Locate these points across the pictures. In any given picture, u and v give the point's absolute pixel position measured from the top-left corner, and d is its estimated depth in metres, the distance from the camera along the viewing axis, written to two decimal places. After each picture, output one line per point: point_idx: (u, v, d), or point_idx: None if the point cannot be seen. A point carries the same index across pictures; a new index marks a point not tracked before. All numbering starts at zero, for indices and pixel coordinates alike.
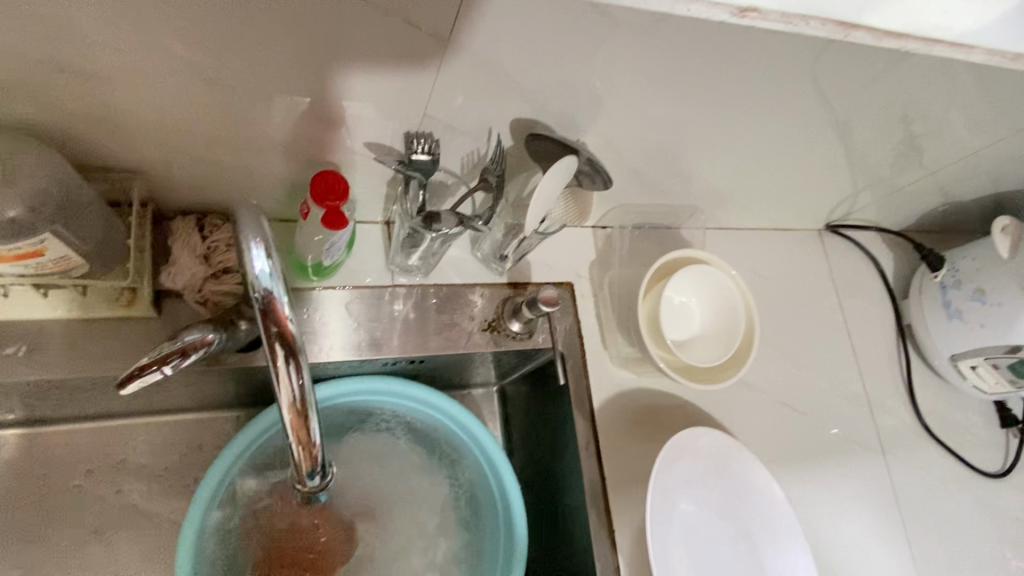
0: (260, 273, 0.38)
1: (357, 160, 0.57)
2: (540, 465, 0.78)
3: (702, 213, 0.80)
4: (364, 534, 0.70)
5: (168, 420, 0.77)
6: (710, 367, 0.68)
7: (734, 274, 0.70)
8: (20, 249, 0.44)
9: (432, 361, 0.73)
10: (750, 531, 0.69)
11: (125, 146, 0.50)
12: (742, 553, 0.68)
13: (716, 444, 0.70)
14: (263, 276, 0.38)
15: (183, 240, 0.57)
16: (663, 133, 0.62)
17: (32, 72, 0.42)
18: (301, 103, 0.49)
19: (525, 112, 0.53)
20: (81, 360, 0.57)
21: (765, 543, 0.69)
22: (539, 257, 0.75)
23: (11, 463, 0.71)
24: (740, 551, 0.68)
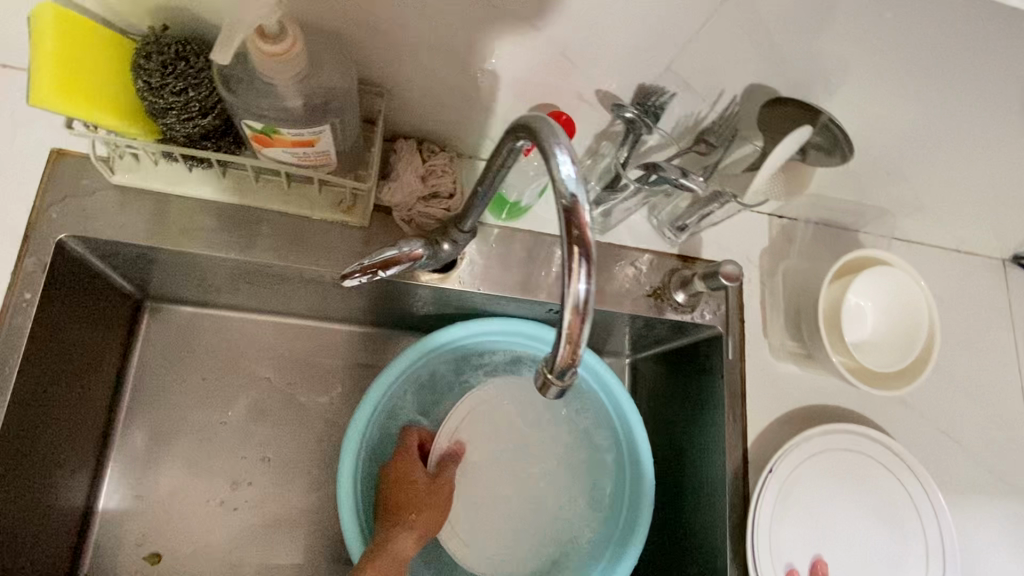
0: (565, 175, 0.35)
1: (578, 107, 0.59)
2: (669, 438, 0.79)
3: (887, 218, 0.77)
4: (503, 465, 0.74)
5: (332, 327, 0.83)
6: (882, 372, 0.67)
7: (924, 282, 0.68)
8: (300, 136, 0.48)
9: (592, 318, 0.75)
10: (898, 534, 0.69)
11: (382, 63, 0.54)
12: (891, 552, 0.69)
13: (866, 443, 0.70)
14: (569, 180, 0.35)
15: (406, 160, 0.62)
16: (887, 125, 0.60)
17: None
18: (555, 43, 0.51)
19: (763, 78, 0.53)
20: (301, 255, 0.64)
21: (911, 549, 0.69)
22: (713, 235, 0.74)
23: (201, 338, 0.79)
24: (890, 550, 0.69)
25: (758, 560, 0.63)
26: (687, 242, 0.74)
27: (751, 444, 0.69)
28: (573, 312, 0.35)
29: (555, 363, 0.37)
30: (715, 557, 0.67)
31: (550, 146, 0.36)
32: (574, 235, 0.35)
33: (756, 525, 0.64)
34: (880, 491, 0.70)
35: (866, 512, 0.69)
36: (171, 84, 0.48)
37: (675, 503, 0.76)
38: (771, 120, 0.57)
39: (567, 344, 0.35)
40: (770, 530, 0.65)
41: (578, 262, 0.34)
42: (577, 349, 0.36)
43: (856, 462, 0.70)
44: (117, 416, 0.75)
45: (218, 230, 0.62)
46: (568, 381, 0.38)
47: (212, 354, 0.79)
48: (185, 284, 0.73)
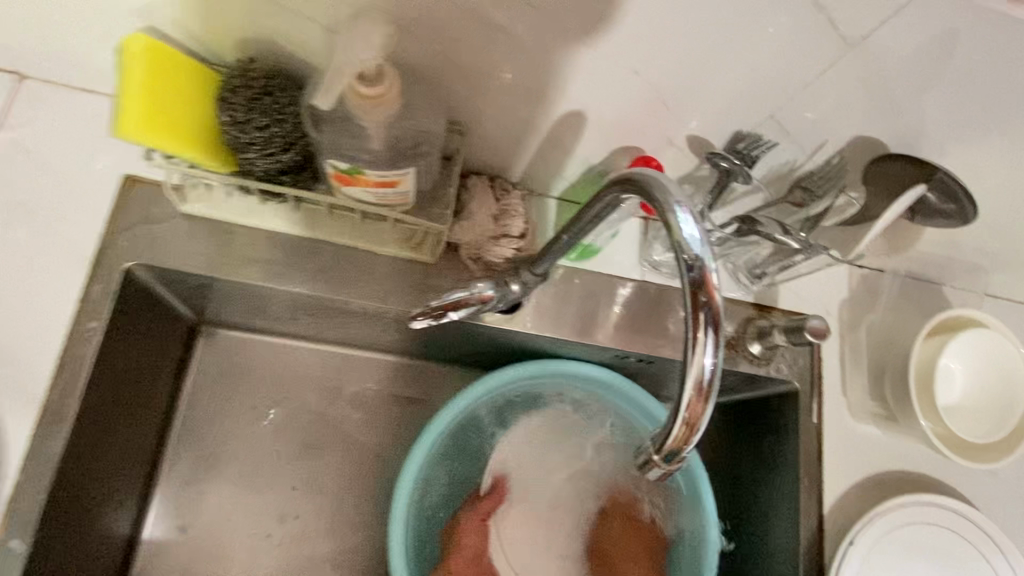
0: (690, 237, 0.32)
1: (665, 151, 0.56)
2: (730, 494, 0.75)
3: (979, 273, 0.72)
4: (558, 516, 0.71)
5: (385, 360, 0.81)
6: (978, 443, 0.62)
7: (1023, 349, 0.64)
8: (385, 177, 0.46)
9: (658, 365, 0.71)
10: None
11: (467, 101, 0.52)
12: None
13: (954, 515, 0.66)
14: (693, 242, 0.32)
15: (480, 198, 0.60)
16: (997, 179, 0.56)
17: (436, 19, 0.44)
18: (652, 86, 0.49)
19: (871, 129, 0.50)
20: (366, 292, 0.62)
21: None
22: (790, 285, 0.71)
23: (253, 365, 0.78)
24: None
25: None
26: (763, 291, 0.70)
27: (828, 511, 0.65)
28: (695, 394, 0.31)
29: (666, 444, 0.34)
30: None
31: (669, 202, 0.33)
32: (700, 304, 0.31)
33: None
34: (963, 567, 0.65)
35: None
36: (256, 119, 0.47)
37: (736, 565, 0.72)
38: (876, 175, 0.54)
39: (684, 427, 0.32)
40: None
41: (706, 337, 0.31)
42: (694, 431, 0.33)
43: (938, 534, 0.65)
44: (166, 442, 0.74)
45: (283, 263, 0.61)
46: (677, 462, 0.35)
47: (264, 383, 0.77)
48: (243, 312, 0.71)
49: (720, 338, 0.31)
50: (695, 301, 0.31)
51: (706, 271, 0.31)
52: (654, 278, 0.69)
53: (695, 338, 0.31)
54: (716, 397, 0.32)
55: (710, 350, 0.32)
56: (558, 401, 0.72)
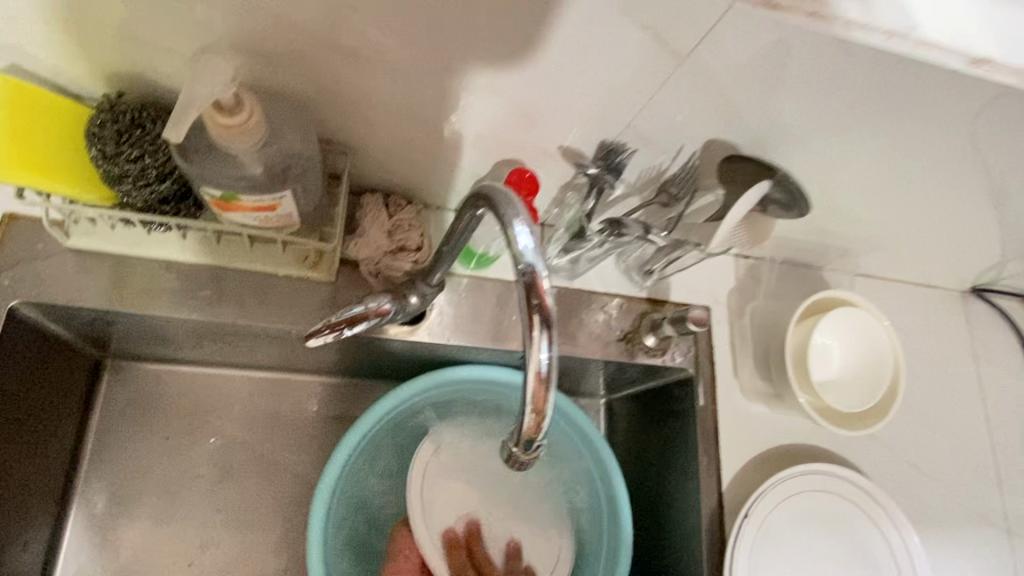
0: (525, 246, 0.35)
1: (544, 161, 0.60)
2: (646, 481, 0.79)
3: (849, 256, 0.79)
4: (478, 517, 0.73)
5: (301, 380, 0.81)
6: (851, 412, 0.67)
7: (886, 321, 0.70)
8: (261, 202, 0.48)
9: (564, 363, 0.74)
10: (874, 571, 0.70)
11: (346, 124, 0.54)
12: None
13: (843, 479, 0.71)
14: (528, 251, 0.35)
15: (372, 214, 0.61)
16: (842, 171, 0.62)
17: (300, 49, 0.46)
18: (518, 103, 0.52)
19: (721, 132, 0.55)
20: (269, 315, 0.62)
21: None
22: (680, 278, 0.75)
23: (164, 395, 0.77)
24: None
25: None
26: (655, 286, 0.74)
27: (726, 488, 0.69)
28: (536, 384, 0.34)
29: (522, 435, 0.37)
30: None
31: (509, 218, 0.36)
32: (533, 305, 0.34)
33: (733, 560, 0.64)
34: (851, 529, 0.70)
35: (838, 552, 0.69)
36: (129, 152, 0.48)
37: (653, 548, 0.75)
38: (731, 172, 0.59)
39: (533, 416, 0.35)
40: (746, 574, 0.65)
41: (541, 335, 0.34)
42: (543, 420, 0.35)
43: (828, 501, 0.71)
44: (76, 483, 0.73)
45: (179, 291, 0.61)
46: (535, 450, 0.38)
47: (178, 413, 0.77)
48: (147, 344, 0.71)
49: (553, 335, 0.34)
50: (529, 303, 0.34)
51: (536, 274, 0.34)
52: (554, 280, 0.72)
53: (531, 337, 0.34)
54: (556, 386, 0.35)
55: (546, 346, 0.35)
56: (474, 406, 0.75)
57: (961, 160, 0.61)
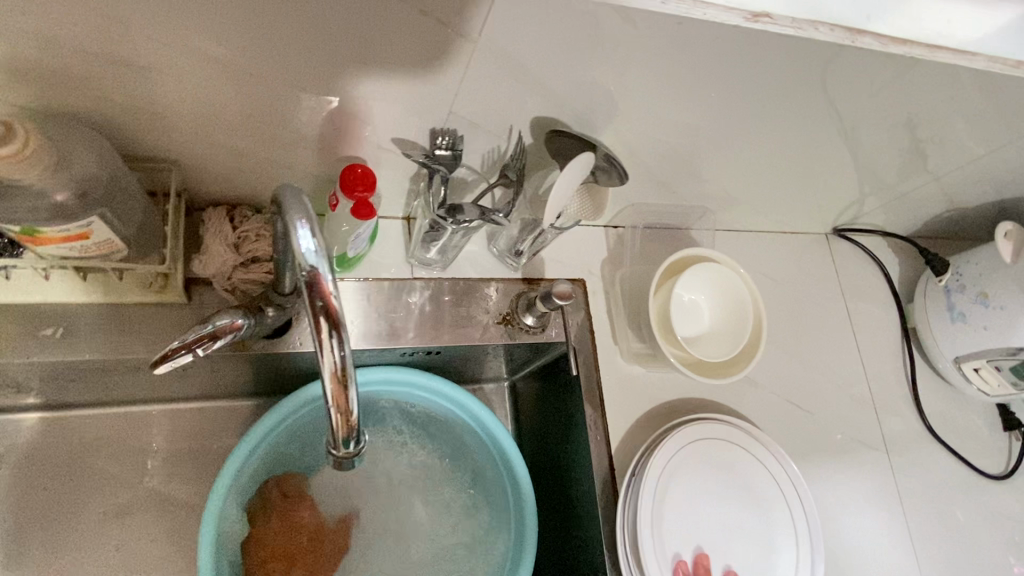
0: (305, 250, 0.37)
1: (383, 155, 0.60)
2: (550, 456, 0.80)
3: (712, 214, 0.83)
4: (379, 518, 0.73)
5: (185, 408, 0.79)
6: (718, 362, 0.70)
7: (743, 270, 0.73)
8: (68, 232, 0.46)
9: (450, 353, 0.75)
10: (760, 502, 0.73)
11: (165, 140, 0.53)
12: (755, 520, 0.72)
13: (725, 427, 0.74)
14: (311, 254, 0.37)
15: (215, 230, 0.60)
16: (676, 133, 0.65)
17: (86, 65, 0.45)
18: (331, 99, 0.52)
19: (544, 108, 0.56)
20: (117, 347, 0.59)
21: (772, 512, 0.73)
22: (553, 255, 0.77)
23: (34, 445, 0.73)
24: (754, 518, 0.72)
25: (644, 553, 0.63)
26: (529, 265, 0.76)
27: (615, 451, 0.71)
28: (331, 382, 0.38)
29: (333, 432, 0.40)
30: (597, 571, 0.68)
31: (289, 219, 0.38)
32: (318, 306, 0.37)
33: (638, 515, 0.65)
34: (737, 472, 0.73)
35: (731, 500, 0.72)
36: None
37: (562, 521, 0.77)
38: (559, 150, 0.61)
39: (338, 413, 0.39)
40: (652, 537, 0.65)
41: (329, 334, 0.37)
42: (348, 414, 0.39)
43: (718, 453, 0.73)
44: None
45: (14, 335, 0.57)
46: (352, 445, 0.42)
47: (55, 465, 0.73)
48: (4, 392, 0.67)
49: (343, 333, 0.38)
50: (312, 304, 0.37)
51: (319, 277, 0.37)
52: (425, 273, 0.72)
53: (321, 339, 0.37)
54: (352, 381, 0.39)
55: (338, 344, 0.38)
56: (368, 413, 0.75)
57: (783, 110, 0.64)
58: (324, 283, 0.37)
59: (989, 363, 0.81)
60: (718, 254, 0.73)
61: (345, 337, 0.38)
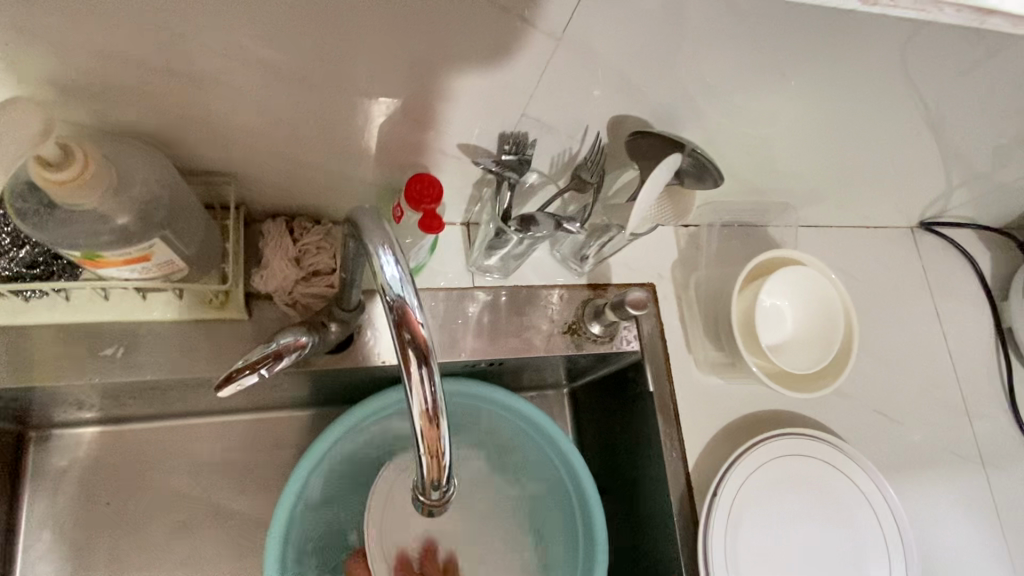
0: (390, 279, 0.34)
1: (447, 160, 0.56)
2: (618, 470, 0.76)
3: (789, 210, 0.77)
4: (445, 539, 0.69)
5: (243, 420, 0.77)
6: (805, 373, 0.65)
7: (833, 276, 0.68)
8: (130, 255, 0.43)
9: (512, 364, 0.71)
10: (848, 515, 0.68)
11: (224, 152, 0.51)
12: (842, 534, 0.67)
13: (809, 438, 0.69)
14: (395, 281, 0.35)
15: (275, 244, 0.57)
16: (761, 126, 0.60)
17: (145, 78, 0.42)
18: (397, 104, 0.49)
19: (623, 105, 0.52)
20: (176, 365, 0.57)
21: (862, 526, 0.68)
22: (620, 258, 0.72)
23: (98, 459, 0.73)
24: (841, 532, 0.67)
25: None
26: (595, 270, 0.71)
27: (692, 467, 0.67)
28: (424, 421, 0.35)
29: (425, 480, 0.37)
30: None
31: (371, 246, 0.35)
32: (406, 339, 0.35)
33: (704, 541, 0.62)
34: (822, 484, 0.68)
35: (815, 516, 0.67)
36: None
37: (633, 536, 0.73)
38: (639, 151, 0.56)
39: (430, 459, 0.36)
40: (725, 555, 0.63)
41: (418, 368, 0.34)
42: (441, 459, 0.36)
43: (802, 466, 0.68)
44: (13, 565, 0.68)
45: (76, 356, 0.56)
46: (444, 493, 0.38)
47: (118, 478, 0.73)
48: (67, 409, 0.66)
49: (433, 366, 0.35)
50: (401, 337, 0.35)
51: (406, 306, 0.34)
52: (486, 283, 0.69)
53: (410, 373, 0.35)
54: (444, 421, 0.36)
55: (427, 380, 0.36)
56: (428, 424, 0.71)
57: (882, 98, 0.58)
58: (412, 315, 0.35)
59: None
60: (805, 256, 0.67)
61: (435, 372, 0.35)
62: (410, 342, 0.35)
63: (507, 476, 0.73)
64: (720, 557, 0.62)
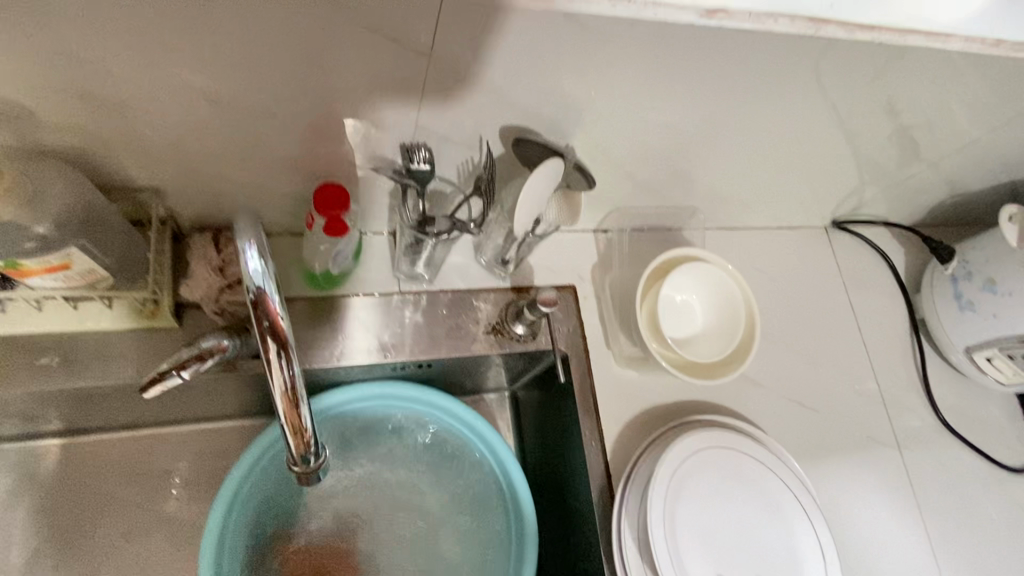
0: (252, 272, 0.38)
1: (359, 172, 0.61)
2: (551, 465, 0.79)
3: (701, 213, 0.82)
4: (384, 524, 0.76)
5: (191, 429, 0.80)
6: (709, 363, 0.70)
7: (731, 268, 0.72)
8: (50, 263, 0.48)
9: (442, 365, 0.75)
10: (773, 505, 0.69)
11: (144, 170, 0.55)
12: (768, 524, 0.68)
13: (730, 434, 0.71)
14: (256, 273, 0.38)
15: (200, 254, 0.61)
16: (652, 136, 0.65)
17: (60, 104, 0.47)
18: (300, 122, 0.53)
19: (512, 117, 0.57)
20: (108, 371, 0.60)
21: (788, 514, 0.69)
22: (541, 263, 0.77)
23: (48, 471, 0.75)
24: (766, 522, 0.68)
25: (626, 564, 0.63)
26: (517, 273, 0.76)
27: (611, 456, 0.71)
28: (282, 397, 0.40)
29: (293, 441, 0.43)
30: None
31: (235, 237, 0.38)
32: (265, 325, 0.39)
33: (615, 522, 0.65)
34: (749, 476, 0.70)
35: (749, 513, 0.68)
36: None
37: (565, 530, 0.76)
38: (527, 155, 0.62)
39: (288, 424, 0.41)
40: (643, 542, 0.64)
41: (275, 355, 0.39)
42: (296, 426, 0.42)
43: (737, 462, 0.70)
44: None
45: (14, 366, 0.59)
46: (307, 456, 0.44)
47: (66, 490, 0.75)
48: (15, 421, 0.70)
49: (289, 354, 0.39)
50: (259, 324, 0.39)
51: (265, 297, 0.38)
52: (414, 287, 0.73)
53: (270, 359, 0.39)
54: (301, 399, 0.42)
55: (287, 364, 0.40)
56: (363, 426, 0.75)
57: (760, 112, 0.63)
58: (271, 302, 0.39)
59: (1002, 352, 0.78)
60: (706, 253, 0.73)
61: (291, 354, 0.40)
62: (269, 329, 0.39)
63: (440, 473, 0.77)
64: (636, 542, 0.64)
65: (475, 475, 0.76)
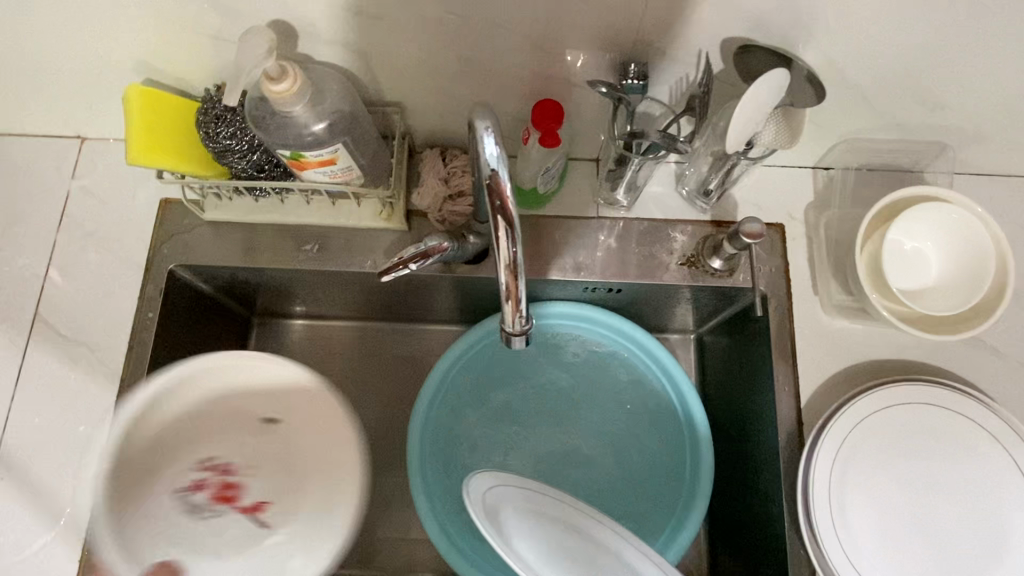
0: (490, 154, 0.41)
1: (572, 91, 0.63)
2: (733, 408, 0.78)
3: (948, 152, 0.71)
4: (569, 430, 0.78)
5: (407, 327, 0.91)
6: (938, 318, 0.62)
7: (979, 211, 0.62)
8: (322, 157, 0.58)
9: (631, 293, 0.77)
10: (985, 479, 0.62)
11: (390, 82, 0.63)
12: (975, 499, 0.62)
13: (931, 394, 0.64)
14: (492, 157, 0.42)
15: (429, 167, 0.70)
16: (891, 53, 0.58)
17: (337, 19, 0.55)
18: (526, 37, 0.57)
19: (732, 27, 0.55)
20: (354, 261, 0.73)
21: (1007, 492, 0.62)
22: (748, 198, 0.74)
23: (301, 346, 0.90)
24: (973, 497, 0.62)
25: (824, 543, 0.59)
26: (719, 206, 0.74)
27: (806, 402, 0.67)
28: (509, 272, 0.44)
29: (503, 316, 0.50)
30: (780, 552, 0.64)
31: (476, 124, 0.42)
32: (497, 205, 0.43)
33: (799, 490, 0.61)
34: (957, 445, 0.63)
35: (962, 493, 0.62)
36: (224, 129, 0.61)
37: (740, 478, 0.74)
38: (748, 72, 0.59)
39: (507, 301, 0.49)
40: (834, 520, 0.60)
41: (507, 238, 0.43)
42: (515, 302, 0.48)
43: (951, 422, 0.64)
44: None
45: (284, 247, 0.73)
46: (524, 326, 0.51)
47: (308, 362, 0.89)
48: (282, 299, 0.85)
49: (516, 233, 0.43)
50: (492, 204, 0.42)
51: (500, 181, 0.42)
52: (613, 211, 0.75)
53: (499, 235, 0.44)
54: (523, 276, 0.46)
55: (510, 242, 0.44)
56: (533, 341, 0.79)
57: None
58: (504, 187, 0.42)
59: None
60: (944, 194, 0.63)
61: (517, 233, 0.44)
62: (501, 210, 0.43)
63: (605, 386, 0.79)
64: (828, 517, 0.60)
65: (643, 392, 0.78)
